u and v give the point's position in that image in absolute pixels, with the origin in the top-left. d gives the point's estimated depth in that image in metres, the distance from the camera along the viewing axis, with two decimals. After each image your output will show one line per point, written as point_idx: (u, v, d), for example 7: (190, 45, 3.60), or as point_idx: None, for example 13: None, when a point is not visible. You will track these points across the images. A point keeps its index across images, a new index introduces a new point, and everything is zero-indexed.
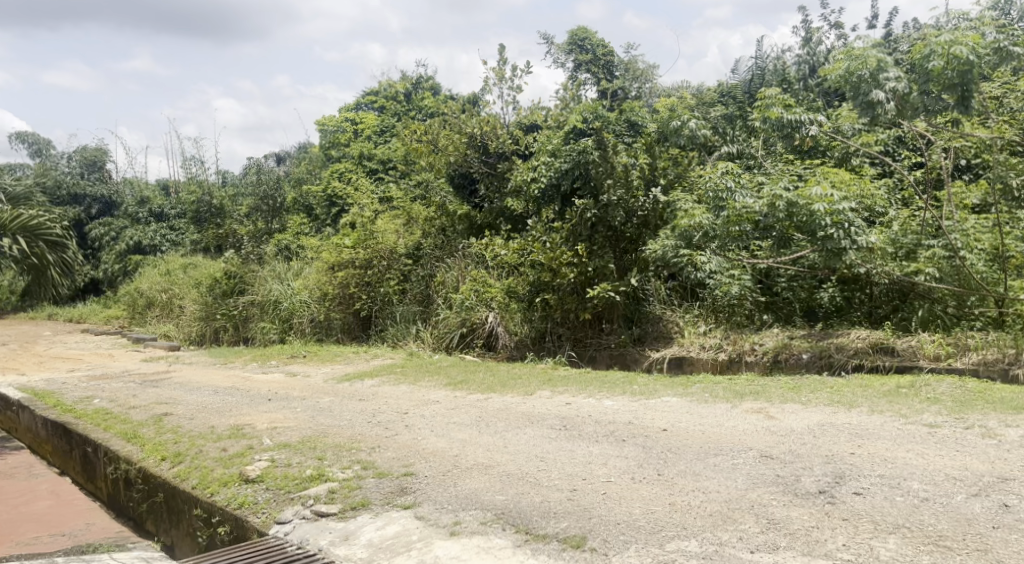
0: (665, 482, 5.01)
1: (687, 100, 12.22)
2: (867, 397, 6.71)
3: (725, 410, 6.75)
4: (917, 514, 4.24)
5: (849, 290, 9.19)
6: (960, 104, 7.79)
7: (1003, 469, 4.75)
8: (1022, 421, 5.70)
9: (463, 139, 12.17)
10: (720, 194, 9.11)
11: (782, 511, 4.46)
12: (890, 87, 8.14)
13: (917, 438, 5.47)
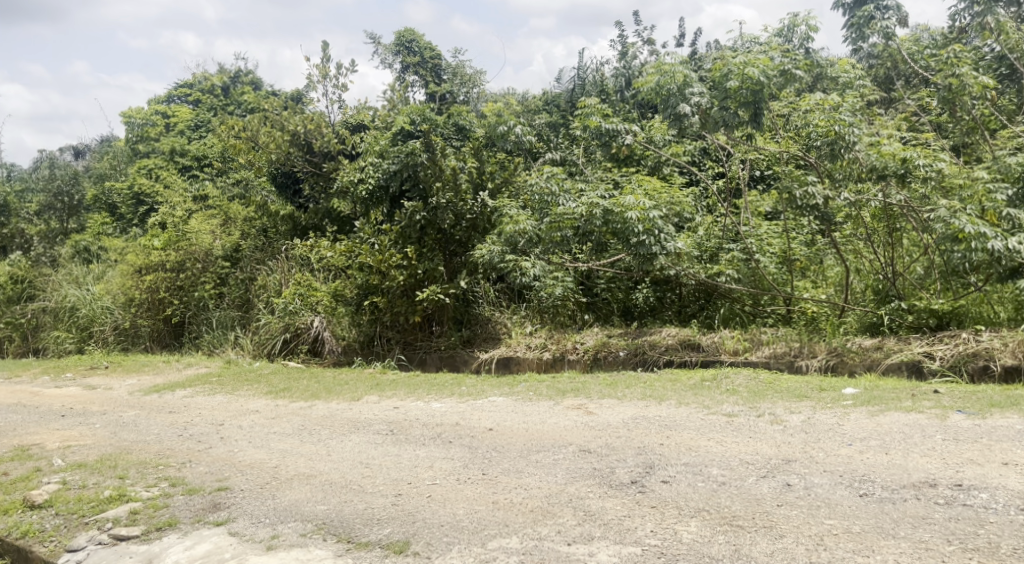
0: (488, 481, 5.12)
1: (513, 106, 12.47)
2: (676, 391, 7.17)
3: (548, 407, 6.98)
4: (714, 497, 4.60)
5: (661, 290, 9.75)
6: (753, 120, 8.56)
7: (789, 451, 5.24)
8: (804, 407, 6.31)
9: (286, 137, 11.70)
10: (545, 198, 9.50)
11: (597, 502, 4.68)
12: (695, 101, 8.76)
13: (717, 427, 5.93)
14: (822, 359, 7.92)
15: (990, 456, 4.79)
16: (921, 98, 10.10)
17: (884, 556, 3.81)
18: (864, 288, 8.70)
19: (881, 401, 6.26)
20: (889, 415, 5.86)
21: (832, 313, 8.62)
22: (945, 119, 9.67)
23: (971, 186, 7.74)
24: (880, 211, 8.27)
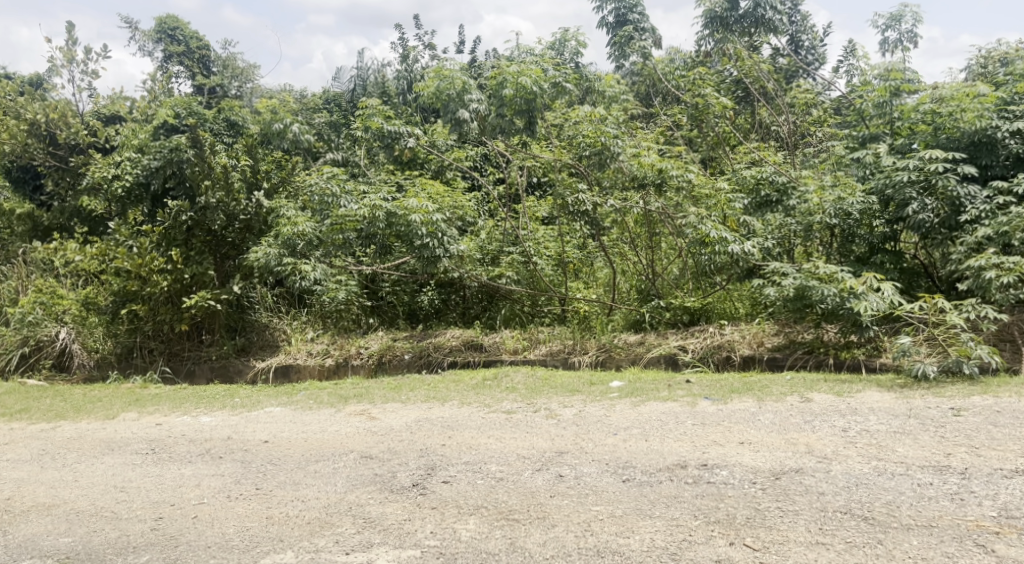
0: (262, 496, 4.87)
1: (289, 104, 12.02)
2: (458, 391, 7.24)
3: (328, 415, 6.79)
4: (492, 493, 4.68)
5: (445, 293, 9.85)
6: (528, 128, 9.10)
7: (562, 444, 5.47)
8: (577, 401, 6.62)
9: (24, 126, 10.41)
10: (325, 199, 9.19)
11: (377, 508, 4.61)
12: (472, 108, 9.04)
13: (497, 425, 6.06)
14: (593, 354, 8.36)
15: (732, 436, 5.28)
16: (673, 114, 10.96)
17: (643, 536, 4.06)
18: (629, 288, 9.29)
19: (643, 392, 6.71)
20: (650, 405, 6.30)
21: (601, 311, 9.14)
22: (695, 133, 10.60)
23: (714, 197, 8.54)
24: (642, 217, 8.81)
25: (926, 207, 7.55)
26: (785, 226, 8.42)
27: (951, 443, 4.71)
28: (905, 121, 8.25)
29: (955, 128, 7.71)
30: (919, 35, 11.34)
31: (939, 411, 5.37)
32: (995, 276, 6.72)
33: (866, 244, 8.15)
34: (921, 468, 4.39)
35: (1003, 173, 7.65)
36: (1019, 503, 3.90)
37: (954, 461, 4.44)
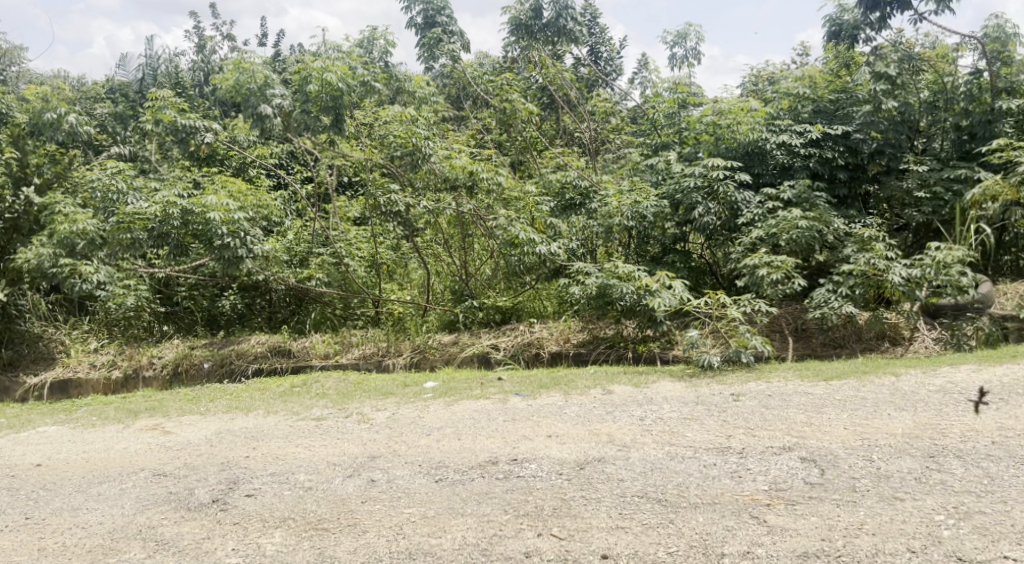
0: (35, 526, 4.42)
1: (66, 92, 11.00)
2: (264, 400, 6.94)
3: (115, 432, 6.27)
4: (300, 504, 4.53)
5: (249, 297, 9.36)
6: (335, 125, 8.60)
7: (373, 448, 5.39)
8: (389, 404, 6.55)
9: None
10: (109, 196, 8.47)
11: (171, 529, 4.31)
12: (276, 103, 8.49)
13: (305, 433, 5.87)
14: (407, 356, 8.31)
15: (540, 430, 5.45)
16: (483, 118, 11.11)
17: (455, 535, 4.08)
18: (443, 289, 9.32)
19: (456, 391, 6.77)
20: (462, 404, 6.36)
21: (415, 312, 9.11)
22: (504, 137, 10.86)
23: (523, 199, 8.74)
24: (454, 219, 8.94)
25: (709, 210, 8.17)
26: (588, 228, 8.74)
27: (732, 425, 5.13)
28: (691, 130, 8.83)
29: (733, 139, 8.40)
30: (702, 52, 12.26)
31: (721, 397, 5.84)
32: (766, 273, 7.41)
33: (659, 245, 8.80)
34: (705, 450, 4.75)
35: (771, 181, 8.50)
36: (785, 476, 4.28)
37: (734, 442, 4.83)
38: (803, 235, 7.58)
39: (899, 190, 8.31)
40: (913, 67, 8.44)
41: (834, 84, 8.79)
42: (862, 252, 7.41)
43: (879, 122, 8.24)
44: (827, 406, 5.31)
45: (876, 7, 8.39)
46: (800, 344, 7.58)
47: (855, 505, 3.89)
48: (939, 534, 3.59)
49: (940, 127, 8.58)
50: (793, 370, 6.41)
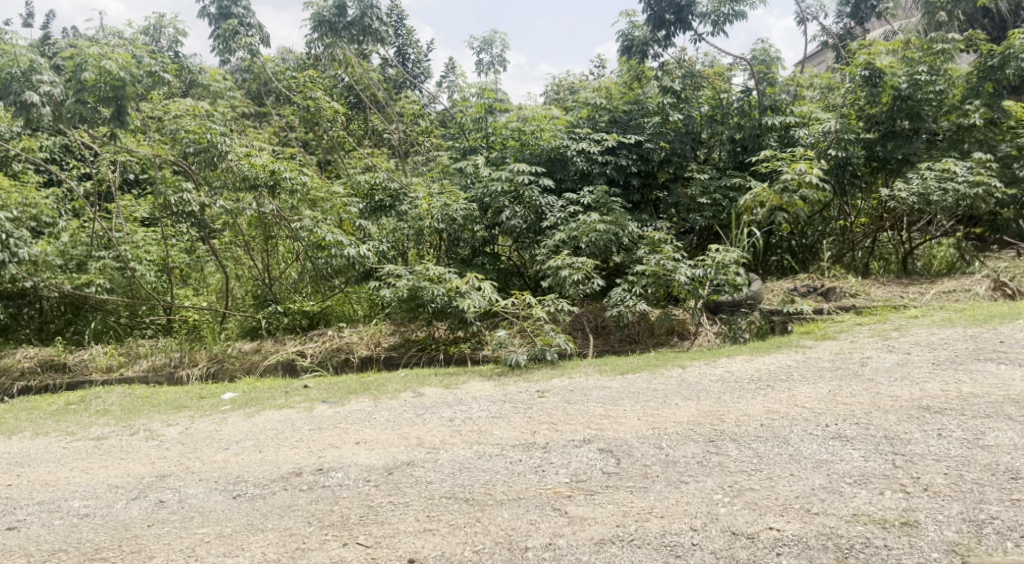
0: None
1: None
2: (32, 420, 6.29)
3: None
4: (75, 533, 4.15)
5: (14, 307, 8.41)
6: (116, 117, 7.96)
7: (162, 467, 5.03)
8: (181, 418, 6.14)
9: None
10: None
11: None
12: (44, 91, 7.53)
13: (82, 454, 5.37)
14: (203, 367, 7.84)
15: (346, 437, 5.33)
16: (285, 115, 10.73)
17: (253, 552, 3.91)
18: (244, 294, 8.89)
19: (257, 401, 6.48)
20: (265, 414, 6.09)
21: (213, 319, 8.65)
22: (309, 136, 10.52)
23: (330, 200, 8.55)
24: (256, 219, 8.53)
25: (516, 214, 8.37)
26: (397, 230, 8.73)
27: (536, 421, 5.28)
28: (497, 136, 9.16)
29: (537, 145, 8.82)
30: (506, 59, 12.56)
31: (527, 394, 5.99)
32: (568, 273, 7.71)
33: (469, 247, 8.87)
34: (511, 447, 4.85)
35: (573, 186, 8.81)
36: (585, 467, 4.45)
37: (538, 437, 4.97)
38: (601, 237, 7.96)
39: (685, 197, 8.93)
40: (695, 84, 9.19)
41: (627, 96, 9.34)
42: (653, 254, 7.92)
43: (667, 132, 8.95)
44: (623, 399, 5.59)
45: (662, 26, 9.15)
46: (600, 341, 7.91)
47: (646, 490, 4.12)
48: (716, 512, 3.86)
49: (718, 139, 9.32)
50: (593, 366, 6.71)
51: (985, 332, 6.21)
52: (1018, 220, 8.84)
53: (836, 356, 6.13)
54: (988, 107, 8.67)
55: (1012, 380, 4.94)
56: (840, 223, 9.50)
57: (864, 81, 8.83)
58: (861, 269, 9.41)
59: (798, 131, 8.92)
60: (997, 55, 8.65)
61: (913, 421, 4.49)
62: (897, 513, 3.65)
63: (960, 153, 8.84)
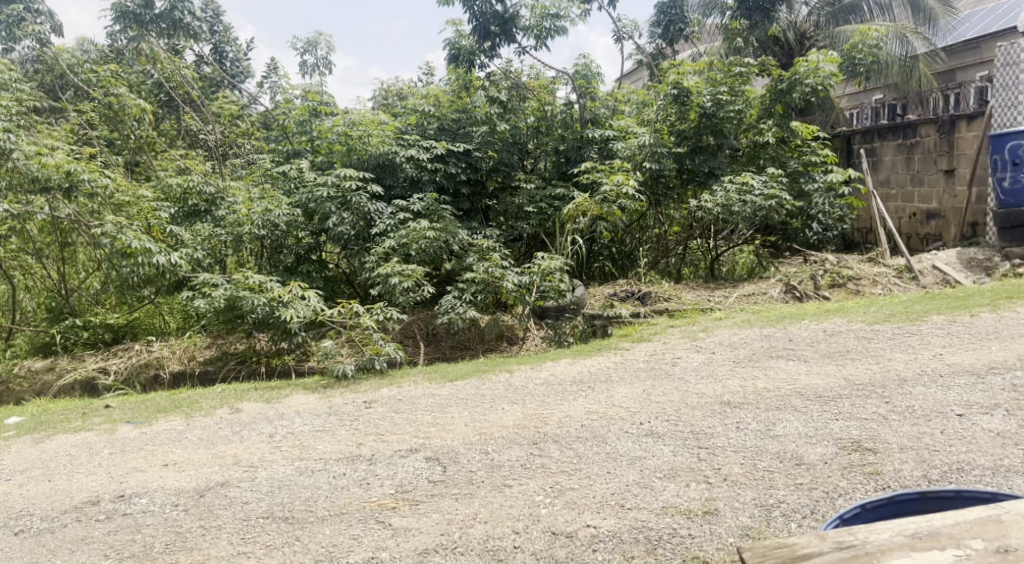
0: None
1: None
2: None
3: None
4: None
5: None
6: None
7: None
8: None
9: None
10: None
11: None
12: None
13: None
14: None
15: (153, 460, 4.97)
16: (84, 111, 9.84)
17: None
18: (36, 307, 8.29)
19: (48, 426, 5.89)
20: (57, 439, 5.56)
21: None
22: (114, 135, 9.70)
23: (136, 205, 7.92)
24: (49, 223, 7.72)
25: (343, 220, 8.14)
26: (214, 237, 8.22)
27: (362, 433, 5.16)
28: (323, 140, 8.85)
29: (364, 151, 8.57)
30: (331, 62, 12.30)
31: (352, 406, 5.86)
32: (398, 281, 7.59)
33: (293, 254, 8.50)
34: (335, 461, 4.70)
35: (402, 194, 8.73)
36: (411, 477, 4.35)
37: (364, 449, 4.85)
38: (431, 245, 7.92)
39: (513, 205, 9.14)
40: (521, 95, 9.43)
41: (455, 104, 9.34)
42: (482, 262, 7.94)
43: (494, 142, 9.17)
44: (451, 406, 5.59)
45: (488, 37, 9.28)
46: (431, 348, 7.88)
47: (472, 496, 4.04)
48: (538, 513, 3.82)
49: (545, 150, 9.56)
50: (422, 374, 6.66)
51: (778, 331, 6.76)
52: (805, 230, 9.68)
53: (650, 357, 6.46)
54: (779, 127, 9.55)
55: (799, 374, 5.41)
56: (655, 231, 9.97)
57: (674, 99, 9.45)
58: (674, 274, 9.97)
59: (615, 144, 9.23)
60: (785, 81, 9.45)
61: (716, 415, 4.79)
62: (700, 503, 3.73)
63: (757, 167, 9.63)
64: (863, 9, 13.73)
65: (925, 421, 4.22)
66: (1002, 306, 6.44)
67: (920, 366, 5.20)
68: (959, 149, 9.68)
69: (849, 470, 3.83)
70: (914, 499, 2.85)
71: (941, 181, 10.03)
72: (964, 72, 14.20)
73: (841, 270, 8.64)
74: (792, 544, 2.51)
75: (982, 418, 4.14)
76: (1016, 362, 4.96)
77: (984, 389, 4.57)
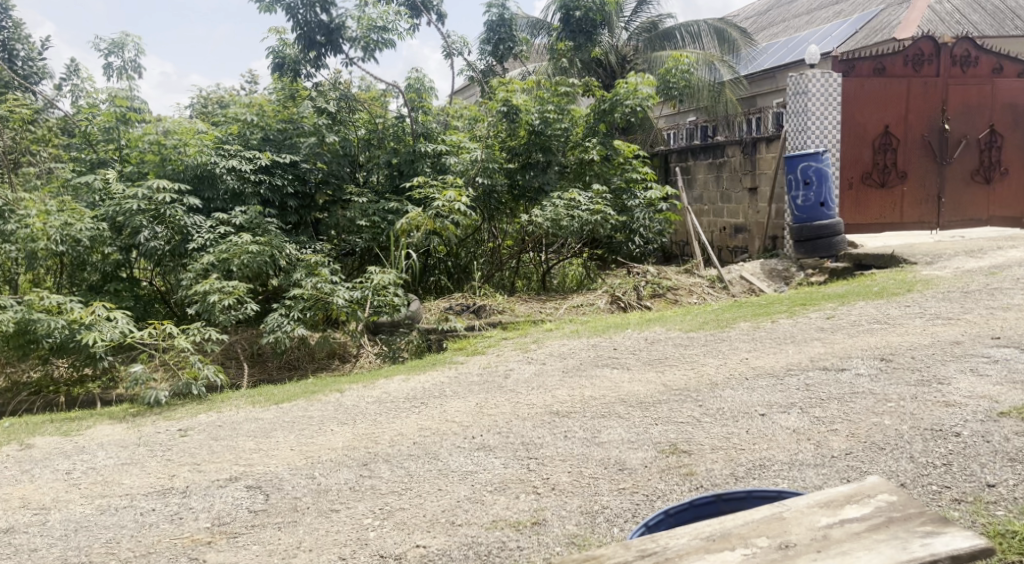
0: None
1: None
2: None
3: None
4: None
5: None
6: None
7: None
8: None
9: None
10: None
11: None
12: None
13: None
14: None
15: None
16: None
17: None
18: None
19: None
20: None
21: None
22: None
23: None
24: None
25: (156, 234, 7.70)
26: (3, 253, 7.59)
27: (175, 464, 4.85)
28: (133, 149, 8.37)
29: (180, 161, 8.16)
30: (142, 65, 11.61)
31: (166, 435, 5.49)
32: (218, 299, 7.22)
33: (98, 272, 7.90)
34: (144, 496, 4.38)
35: (223, 207, 8.37)
36: (229, 508, 4.13)
37: (177, 482, 4.56)
38: (254, 260, 7.58)
39: (344, 219, 8.94)
40: (349, 106, 9.25)
41: (281, 114, 9.03)
42: (310, 277, 7.73)
43: (323, 153, 8.86)
44: (276, 430, 5.37)
45: (313, 46, 9.15)
46: (256, 370, 7.56)
47: (295, 524, 3.88)
48: (366, 537, 3.72)
49: (376, 163, 9.44)
50: (245, 397, 6.35)
51: (604, 341, 7.02)
52: (629, 243, 10.02)
53: (483, 370, 6.51)
54: (603, 145, 9.96)
55: (622, 382, 5.63)
56: (489, 245, 9.97)
57: (503, 115, 9.64)
58: (508, 287, 9.93)
59: (448, 159, 9.27)
60: (607, 101, 9.93)
61: (545, 426, 4.89)
62: (528, 515, 3.76)
63: (583, 183, 10.00)
64: (676, 37, 14.62)
65: (732, 422, 4.51)
66: (799, 312, 7.03)
67: (729, 370, 5.57)
68: (760, 169, 10.48)
69: (666, 472, 4.00)
70: (710, 502, 2.78)
71: (745, 199, 10.83)
72: (763, 98, 15.62)
73: (661, 281, 9.12)
74: (598, 555, 2.35)
75: (781, 416, 4.49)
76: (809, 363, 5.42)
77: (783, 389, 4.95)
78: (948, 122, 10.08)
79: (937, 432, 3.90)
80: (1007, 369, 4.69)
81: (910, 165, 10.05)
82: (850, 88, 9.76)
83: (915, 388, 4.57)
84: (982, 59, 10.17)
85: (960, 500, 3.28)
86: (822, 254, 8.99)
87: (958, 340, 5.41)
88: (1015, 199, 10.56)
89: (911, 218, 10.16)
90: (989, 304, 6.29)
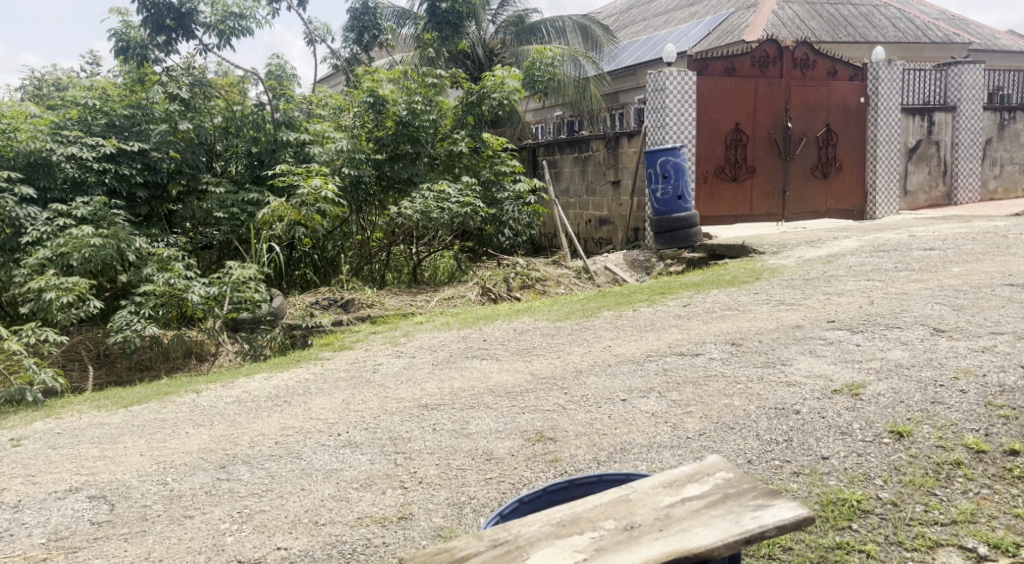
0: None
1: None
2: None
3: None
4: None
5: None
6: None
7: None
8: None
9: None
10: None
11: None
12: None
13: None
14: None
15: None
16: None
17: None
18: None
19: None
20: None
21: None
22: None
23: None
24: None
25: None
26: None
27: (6, 476, 4.49)
28: None
29: (10, 148, 7.55)
30: None
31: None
32: (55, 296, 6.73)
33: None
34: None
35: (62, 197, 7.71)
36: (68, 521, 3.86)
37: (7, 495, 4.22)
38: (97, 254, 7.08)
39: (199, 210, 8.55)
40: (204, 93, 8.82)
41: (127, 99, 8.53)
42: (162, 273, 7.32)
43: (175, 141, 8.40)
44: (123, 435, 5.07)
45: (161, 31, 8.69)
46: (102, 371, 7.10)
47: (143, 534, 3.68)
48: (222, 542, 3.56)
49: (235, 152, 9.13)
50: (90, 402, 5.96)
51: (474, 332, 7.05)
52: (498, 234, 10.04)
53: (350, 366, 6.38)
54: (471, 138, 10.05)
55: (491, 373, 5.67)
56: (358, 238, 9.77)
57: (369, 106, 9.48)
58: (378, 281, 9.75)
59: (312, 148, 8.99)
60: (475, 93, 10.00)
61: (414, 419, 4.84)
62: (395, 510, 3.71)
63: (451, 175, 10.03)
64: (541, 33, 14.79)
65: (595, 408, 4.63)
66: (659, 301, 7.30)
67: (593, 357, 5.71)
68: (622, 163, 10.79)
69: (532, 461, 4.04)
70: (562, 488, 2.82)
71: (609, 192, 11.13)
72: (625, 95, 16.13)
73: (529, 273, 9.23)
74: (450, 549, 2.39)
75: (641, 401, 4.65)
76: (667, 349, 5.64)
77: (643, 373, 5.14)
78: (791, 120, 10.74)
79: (779, 411, 4.14)
80: (841, 349, 5.04)
81: (758, 161, 10.63)
82: (704, 87, 10.21)
83: (761, 370, 4.86)
84: (819, 62, 10.87)
85: (799, 473, 3.49)
86: (681, 244, 9.38)
87: (799, 324, 5.77)
88: (848, 193, 11.38)
89: (759, 211, 10.75)
90: (825, 290, 6.76)
